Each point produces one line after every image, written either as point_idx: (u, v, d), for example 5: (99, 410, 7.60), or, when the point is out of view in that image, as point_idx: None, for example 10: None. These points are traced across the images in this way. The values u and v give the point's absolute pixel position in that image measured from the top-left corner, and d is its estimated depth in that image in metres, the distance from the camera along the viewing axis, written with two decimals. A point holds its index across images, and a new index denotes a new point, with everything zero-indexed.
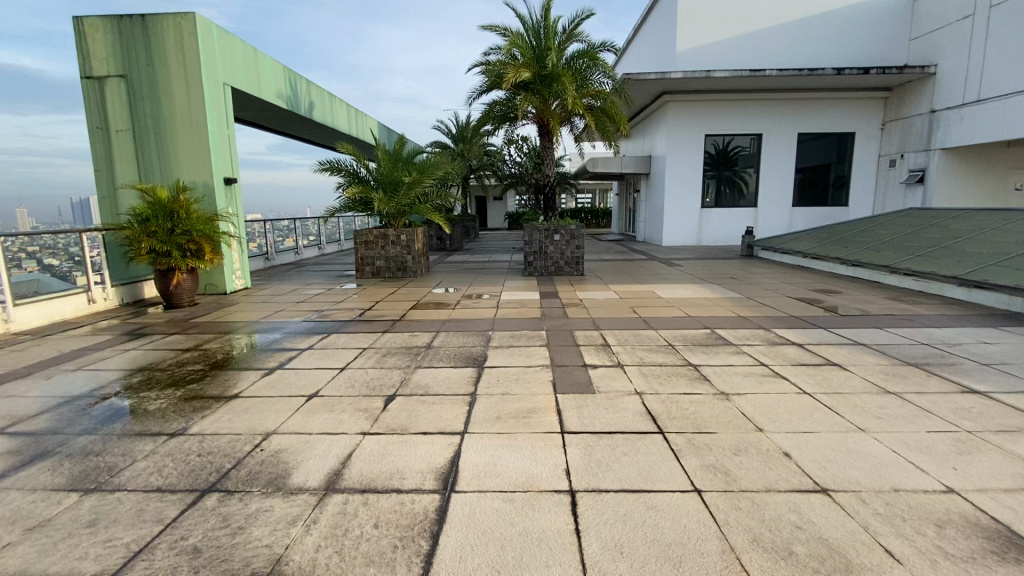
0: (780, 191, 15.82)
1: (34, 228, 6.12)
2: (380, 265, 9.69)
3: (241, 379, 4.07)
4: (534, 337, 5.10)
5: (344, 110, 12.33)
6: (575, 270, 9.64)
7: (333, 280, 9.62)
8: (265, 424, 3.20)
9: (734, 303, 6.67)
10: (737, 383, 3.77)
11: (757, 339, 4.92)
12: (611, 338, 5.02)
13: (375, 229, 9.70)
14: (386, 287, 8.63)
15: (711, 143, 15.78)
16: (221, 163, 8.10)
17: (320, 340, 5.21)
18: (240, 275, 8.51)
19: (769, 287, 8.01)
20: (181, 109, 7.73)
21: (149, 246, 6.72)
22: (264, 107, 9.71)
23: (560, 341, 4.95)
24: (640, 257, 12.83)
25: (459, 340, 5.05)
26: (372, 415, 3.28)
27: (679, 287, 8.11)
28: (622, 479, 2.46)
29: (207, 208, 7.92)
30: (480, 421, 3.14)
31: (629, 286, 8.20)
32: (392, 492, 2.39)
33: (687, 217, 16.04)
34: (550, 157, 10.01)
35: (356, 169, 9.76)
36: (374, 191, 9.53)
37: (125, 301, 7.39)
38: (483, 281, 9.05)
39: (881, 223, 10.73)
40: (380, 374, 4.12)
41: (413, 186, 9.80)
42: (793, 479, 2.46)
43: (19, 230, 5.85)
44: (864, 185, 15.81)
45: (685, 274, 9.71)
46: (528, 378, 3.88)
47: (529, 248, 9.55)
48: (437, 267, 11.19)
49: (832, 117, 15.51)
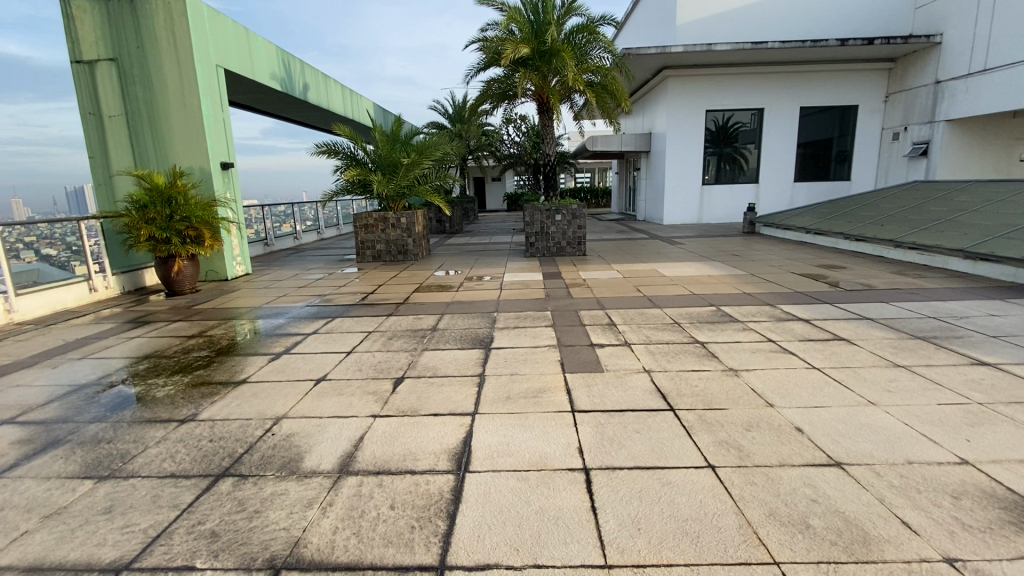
0: (782, 167, 15.66)
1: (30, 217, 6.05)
2: (380, 248, 9.62)
3: (247, 364, 4.06)
4: (539, 317, 5.08)
5: (340, 92, 12.13)
6: (577, 250, 9.59)
7: (333, 264, 9.56)
8: (274, 408, 3.19)
9: (738, 280, 6.64)
10: (744, 359, 3.76)
11: (764, 316, 4.90)
12: (617, 317, 5.01)
13: (375, 212, 9.61)
14: (387, 270, 8.58)
15: (712, 119, 15.56)
16: (217, 148, 7.98)
17: (325, 325, 5.19)
18: (240, 261, 8.45)
19: (773, 263, 7.97)
20: (174, 93, 7.58)
21: (148, 233, 6.64)
22: (258, 90, 9.53)
23: (565, 320, 4.93)
24: (641, 236, 12.78)
25: (464, 322, 5.03)
26: (381, 398, 3.27)
27: (683, 265, 8.06)
28: (636, 457, 2.46)
29: (205, 193, 7.82)
30: (490, 401, 3.14)
31: (632, 265, 8.16)
32: (406, 473, 2.39)
33: (688, 195, 15.92)
34: (550, 136, 9.86)
35: (353, 151, 9.62)
36: (372, 174, 9.40)
37: (126, 289, 7.34)
38: (485, 263, 9.01)
39: (885, 197, 10.63)
40: (387, 357, 4.11)
41: (412, 168, 9.66)
42: (807, 453, 2.46)
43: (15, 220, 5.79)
44: (867, 159, 15.66)
45: (687, 252, 9.66)
46: (536, 359, 3.87)
47: (530, 228, 9.49)
48: (438, 250, 11.14)
49: (835, 90, 15.27)
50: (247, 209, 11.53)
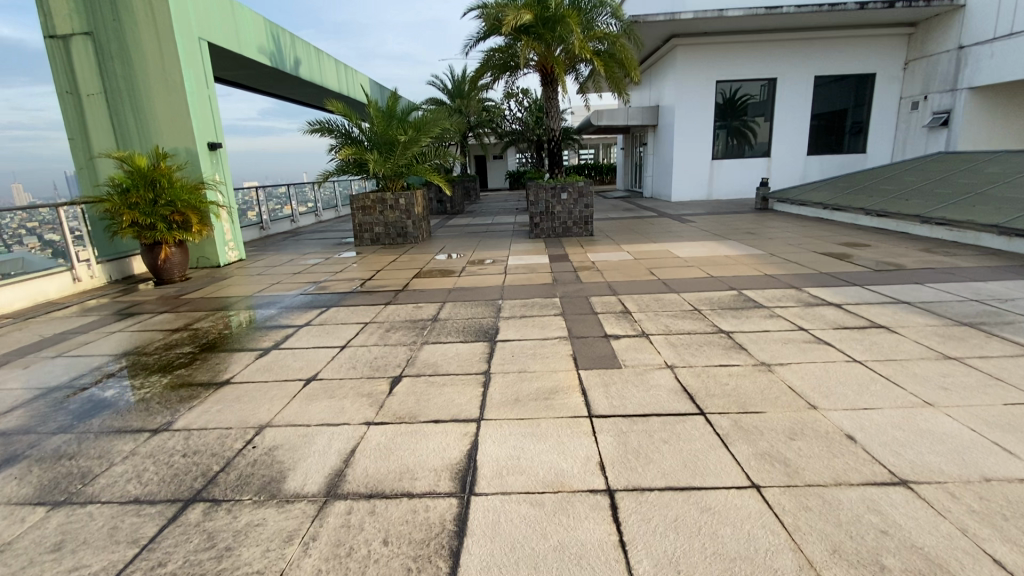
0: (795, 140, 15.08)
1: (32, 202, 5.98)
2: (379, 231, 9.24)
3: (232, 362, 3.74)
4: (548, 305, 4.73)
5: (333, 68, 11.59)
6: (584, 231, 9.19)
7: (330, 248, 9.21)
8: (258, 415, 2.88)
9: (757, 261, 6.24)
10: (777, 351, 3.41)
11: (790, 300, 4.53)
12: (631, 303, 4.65)
13: (372, 193, 9.20)
14: (386, 254, 8.23)
15: (721, 91, 14.94)
16: (203, 127, 7.55)
17: (319, 315, 4.85)
18: (233, 246, 8.10)
19: (791, 241, 7.55)
20: (156, 68, 7.12)
21: (132, 219, 6.26)
22: (246, 65, 9.04)
23: (575, 309, 4.56)
24: (649, 215, 12.33)
25: (467, 311, 4.68)
26: (376, 402, 2.94)
27: (696, 245, 7.65)
28: (667, 475, 2.13)
29: (192, 176, 7.41)
30: (497, 405, 2.81)
31: (643, 246, 7.74)
32: (402, 497, 2.08)
33: (696, 170, 15.38)
34: (554, 110, 9.38)
35: (348, 129, 9.16)
36: (367, 152, 8.95)
37: (113, 278, 6.99)
38: (488, 245, 8.62)
39: (907, 170, 10.13)
40: (384, 352, 3.78)
41: (409, 146, 9.20)
42: (864, 468, 2.13)
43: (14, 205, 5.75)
44: (883, 131, 15.05)
45: (699, 230, 9.24)
46: (546, 353, 3.53)
47: (535, 208, 9.07)
48: (439, 231, 10.74)
49: (851, 58, 14.58)
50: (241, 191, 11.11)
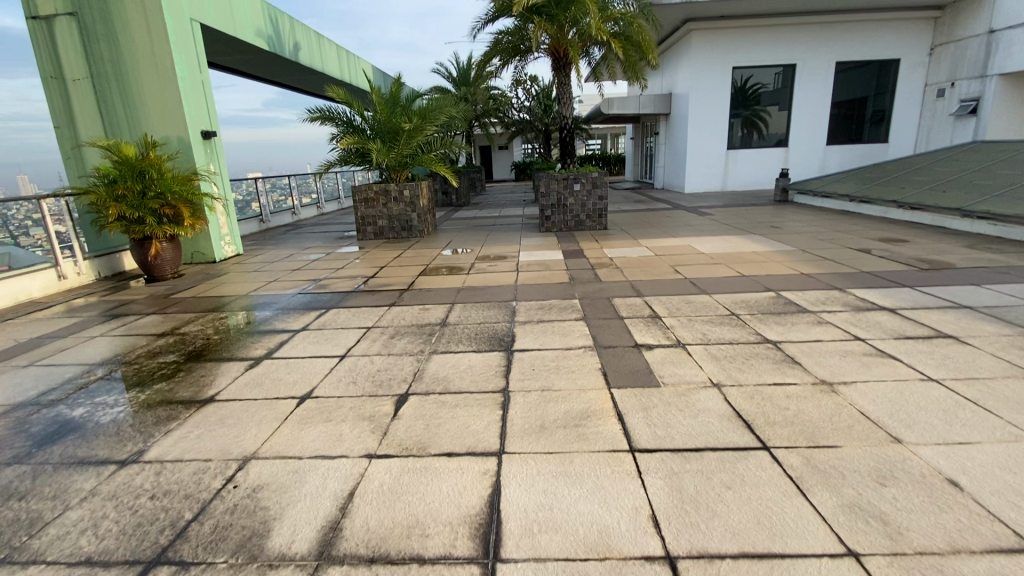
0: (814, 129, 14.51)
1: (39, 192, 5.84)
2: (382, 225, 8.82)
3: (219, 376, 3.33)
4: (567, 308, 4.30)
5: (334, 53, 11.12)
6: (598, 224, 8.74)
7: (332, 242, 8.81)
8: (242, 444, 2.48)
9: (789, 259, 5.79)
10: (837, 367, 2.98)
11: (837, 304, 4.09)
12: (659, 307, 4.22)
13: (375, 184, 8.77)
14: (391, 249, 7.83)
15: (737, 77, 14.37)
16: (196, 115, 7.12)
17: (317, 318, 4.44)
18: (230, 241, 7.71)
19: (821, 236, 7.08)
20: (145, 51, 6.69)
21: (118, 212, 5.85)
22: (243, 49, 8.59)
23: (598, 312, 4.15)
24: (663, 207, 11.86)
25: (480, 315, 4.27)
26: (379, 428, 2.54)
27: (719, 239, 7.19)
28: (738, 535, 1.72)
29: (185, 166, 6.99)
30: (521, 435, 2.39)
31: (662, 241, 7.30)
32: (412, 563, 1.68)
33: (711, 160, 14.85)
34: (567, 96, 8.88)
35: (350, 117, 8.71)
36: (370, 141, 8.50)
37: (102, 274, 6.62)
38: (497, 240, 8.20)
39: (939, 160, 9.61)
40: (387, 363, 3.37)
41: (414, 135, 8.74)
42: (982, 528, 1.72)
43: (22, 195, 5.63)
44: (907, 119, 14.48)
45: (718, 223, 8.78)
46: (572, 367, 3.11)
47: (545, 199, 8.61)
48: (445, 225, 10.31)
49: (874, 42, 13.98)
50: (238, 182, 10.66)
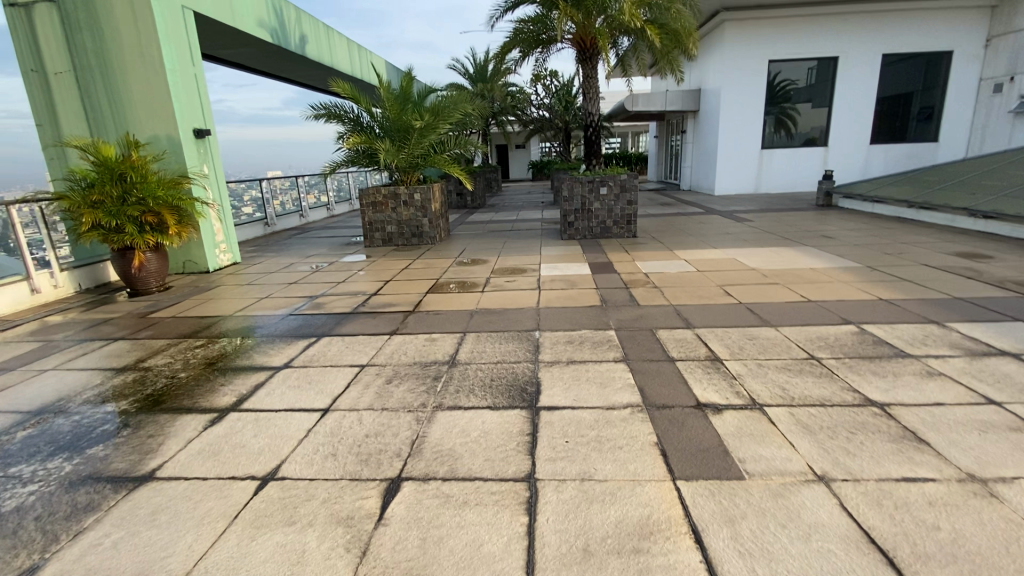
0: (856, 128, 13.52)
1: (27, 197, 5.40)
2: (391, 230, 8.15)
3: (170, 438, 2.65)
4: (604, 344, 3.56)
5: (345, 48, 10.54)
6: (626, 231, 7.95)
7: (337, 249, 8.18)
8: (170, 563, 1.80)
9: (858, 279, 4.95)
10: (982, 451, 2.19)
11: (943, 346, 3.28)
12: (718, 345, 3.45)
13: (384, 187, 8.11)
14: (400, 258, 7.18)
15: (774, 72, 13.44)
16: (189, 113, 6.52)
17: (305, 351, 3.76)
18: (226, 249, 7.11)
19: (885, 250, 6.22)
20: (131, 41, 6.10)
21: (95, 220, 5.25)
22: (245, 41, 7.99)
23: (642, 351, 3.39)
24: (694, 211, 11.00)
25: (496, 350, 3.54)
26: (360, 543, 1.83)
27: (767, 252, 6.36)
28: None
29: (175, 168, 6.38)
30: (557, 568, 1.67)
31: (701, 253, 6.49)
32: None
33: (743, 160, 13.92)
34: (593, 91, 8.13)
35: (358, 114, 8.03)
36: (377, 140, 7.82)
37: (82, 287, 6.04)
38: (515, 249, 7.47)
39: (1009, 162, 8.62)
40: (381, 423, 2.66)
41: (426, 134, 8.04)
42: None
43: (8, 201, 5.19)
44: (959, 117, 13.41)
45: (760, 232, 7.93)
46: (619, 441, 2.37)
47: (569, 204, 7.85)
48: (459, 230, 9.60)
49: (924, 33, 12.96)
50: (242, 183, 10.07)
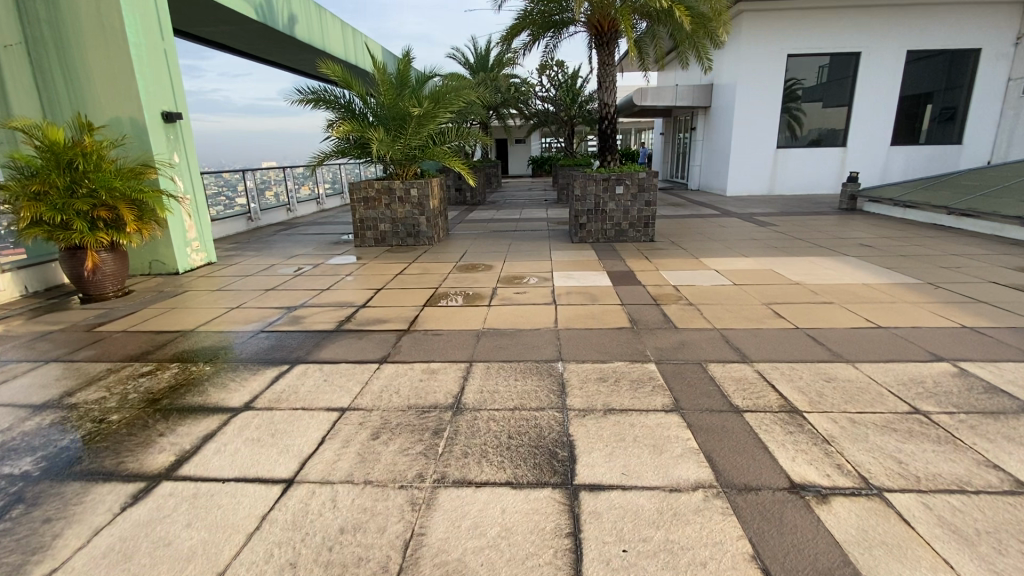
0: (877, 128, 12.91)
1: None
2: (385, 229, 7.42)
3: (72, 526, 1.92)
4: (646, 384, 2.86)
5: (338, 32, 9.81)
6: (644, 234, 7.25)
7: (325, 248, 7.42)
8: None
9: (925, 300, 4.29)
10: None
11: None
12: (790, 390, 2.77)
13: (377, 181, 7.36)
14: (394, 261, 6.45)
15: (792, 67, 12.79)
16: (157, 92, 5.73)
17: (274, 383, 3.04)
18: (198, 247, 6.35)
19: (938, 263, 5.57)
20: (88, 7, 5.30)
21: (36, 214, 4.47)
22: (227, 18, 7.19)
23: (697, 397, 2.70)
24: (709, 212, 10.35)
25: (512, 390, 2.83)
26: None
27: (805, 263, 5.70)
28: None
29: (139, 156, 5.60)
30: None
31: (731, 262, 5.80)
32: None
33: (756, 160, 13.28)
34: (610, 80, 7.38)
35: (350, 100, 7.26)
36: (371, 129, 7.06)
37: (29, 290, 5.28)
38: (521, 252, 6.77)
39: None
40: (364, 507, 1.95)
41: (424, 123, 7.28)
42: None
43: None
44: (984, 119, 12.80)
45: (789, 238, 7.26)
46: (701, 553, 1.68)
47: (581, 204, 7.15)
48: (458, 229, 8.86)
49: (953, 29, 12.32)
50: (226, 172, 9.37)
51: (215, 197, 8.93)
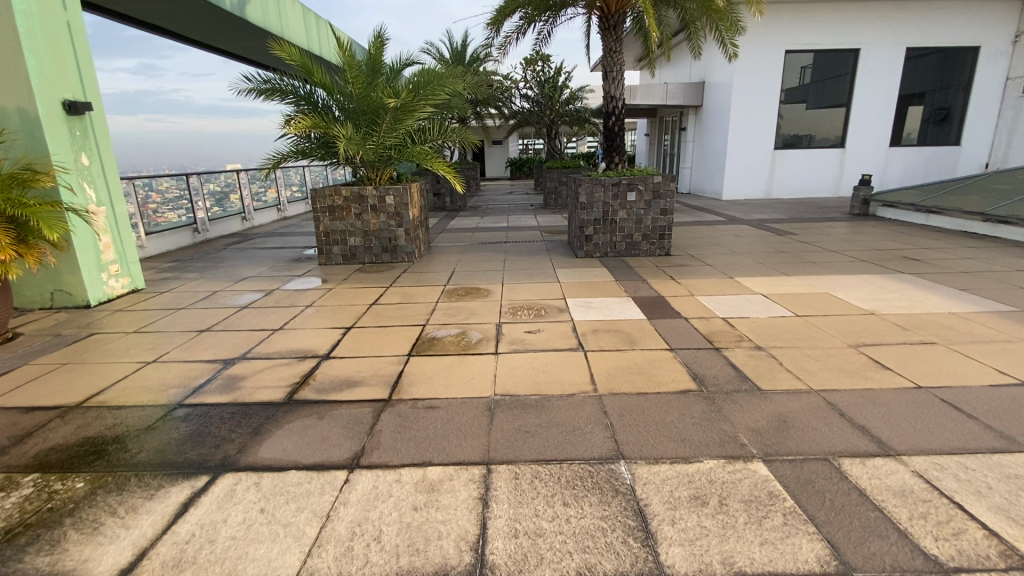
0: (875, 129, 12.38)
1: None
2: (355, 243, 6.26)
3: None
4: (771, 511, 1.85)
5: (298, 16, 8.58)
6: (659, 246, 6.29)
7: (282, 267, 6.21)
8: None
9: None
10: None
11: None
12: (994, 519, 1.80)
13: (345, 187, 6.18)
14: (368, 284, 5.32)
15: (791, 63, 12.12)
16: (56, 77, 4.45)
17: (180, 520, 1.90)
18: (119, 272, 5.08)
19: (1011, 281, 4.80)
20: None
21: None
22: None
23: (863, 541, 1.71)
24: (713, 218, 9.53)
25: (567, 529, 1.78)
26: None
27: (859, 283, 4.84)
28: None
29: (31, 159, 4.32)
30: None
31: (773, 284, 4.88)
32: None
33: (753, 162, 12.59)
34: (617, 69, 6.45)
35: (311, 91, 6.04)
36: (337, 125, 5.88)
37: None
38: (519, 270, 5.73)
39: None
40: None
41: (400, 118, 6.11)
42: None
43: None
44: (983, 119, 12.40)
45: (820, 250, 6.42)
46: None
47: (587, 213, 6.15)
48: (441, 241, 7.76)
49: (949, 27, 11.89)
50: (183, 176, 8.26)
51: (168, 203, 7.82)
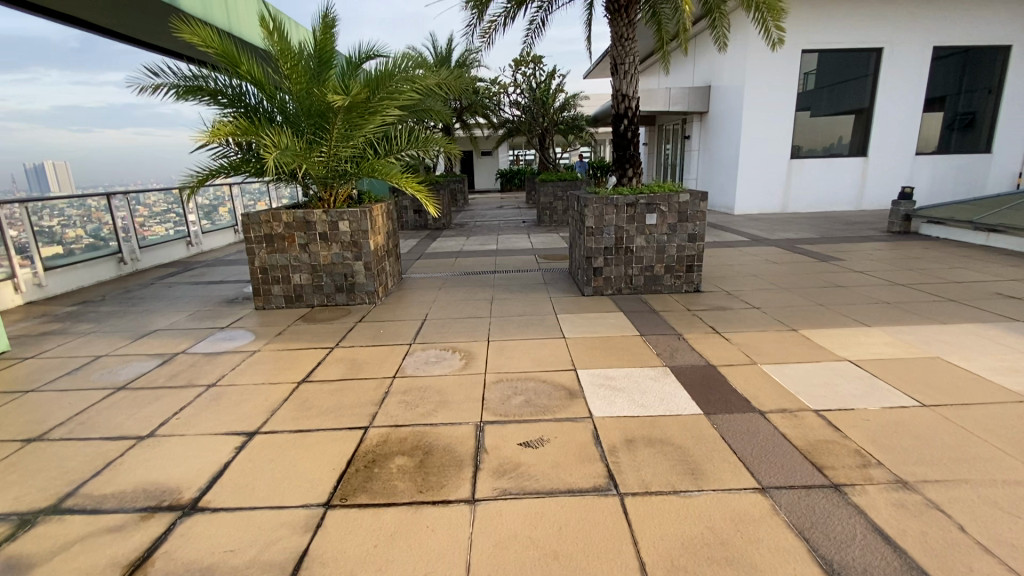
0: (899, 136, 11.30)
1: None
2: (302, 282, 4.92)
3: None
4: None
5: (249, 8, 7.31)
6: (686, 281, 5.01)
7: (207, 314, 4.84)
8: None
9: None
10: None
11: None
12: None
13: (289, 210, 4.85)
14: (308, 341, 3.99)
15: (807, 64, 11.02)
16: None
17: None
18: None
19: None
20: None
21: None
22: None
23: None
24: (733, 238, 8.31)
25: None
26: None
27: (972, 338, 3.57)
28: None
29: None
30: None
31: (856, 340, 3.61)
32: None
33: (767, 173, 11.46)
34: (629, 60, 5.21)
35: (241, 89, 4.72)
36: (271, 131, 4.55)
37: None
38: (512, 317, 4.43)
39: None
40: None
41: (356, 123, 4.80)
42: None
43: None
44: (1015, 124, 11.35)
45: (885, 284, 5.17)
46: None
47: (596, 241, 4.86)
48: (416, 272, 6.43)
49: (980, 24, 10.86)
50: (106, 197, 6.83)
51: (82, 230, 6.39)
